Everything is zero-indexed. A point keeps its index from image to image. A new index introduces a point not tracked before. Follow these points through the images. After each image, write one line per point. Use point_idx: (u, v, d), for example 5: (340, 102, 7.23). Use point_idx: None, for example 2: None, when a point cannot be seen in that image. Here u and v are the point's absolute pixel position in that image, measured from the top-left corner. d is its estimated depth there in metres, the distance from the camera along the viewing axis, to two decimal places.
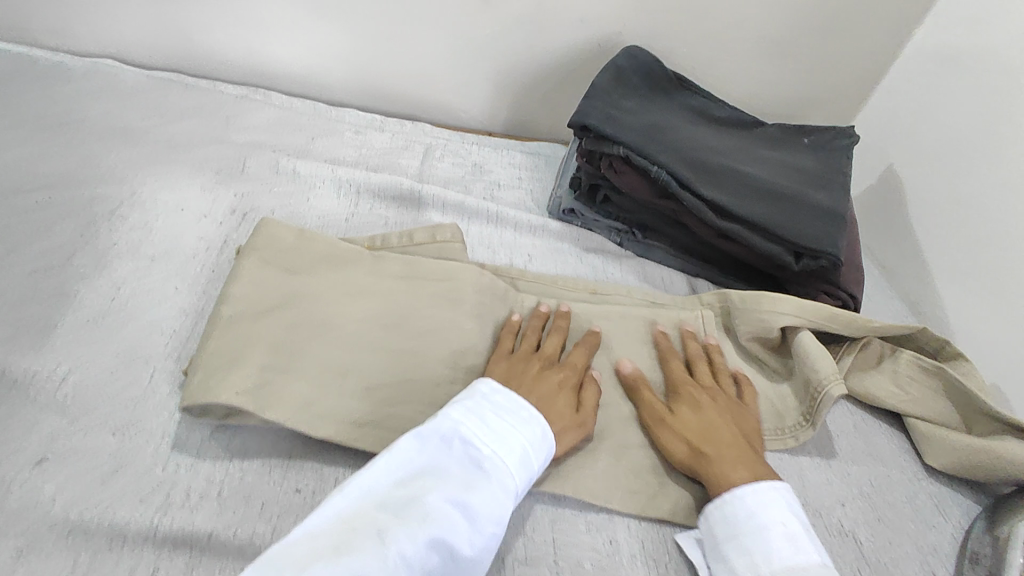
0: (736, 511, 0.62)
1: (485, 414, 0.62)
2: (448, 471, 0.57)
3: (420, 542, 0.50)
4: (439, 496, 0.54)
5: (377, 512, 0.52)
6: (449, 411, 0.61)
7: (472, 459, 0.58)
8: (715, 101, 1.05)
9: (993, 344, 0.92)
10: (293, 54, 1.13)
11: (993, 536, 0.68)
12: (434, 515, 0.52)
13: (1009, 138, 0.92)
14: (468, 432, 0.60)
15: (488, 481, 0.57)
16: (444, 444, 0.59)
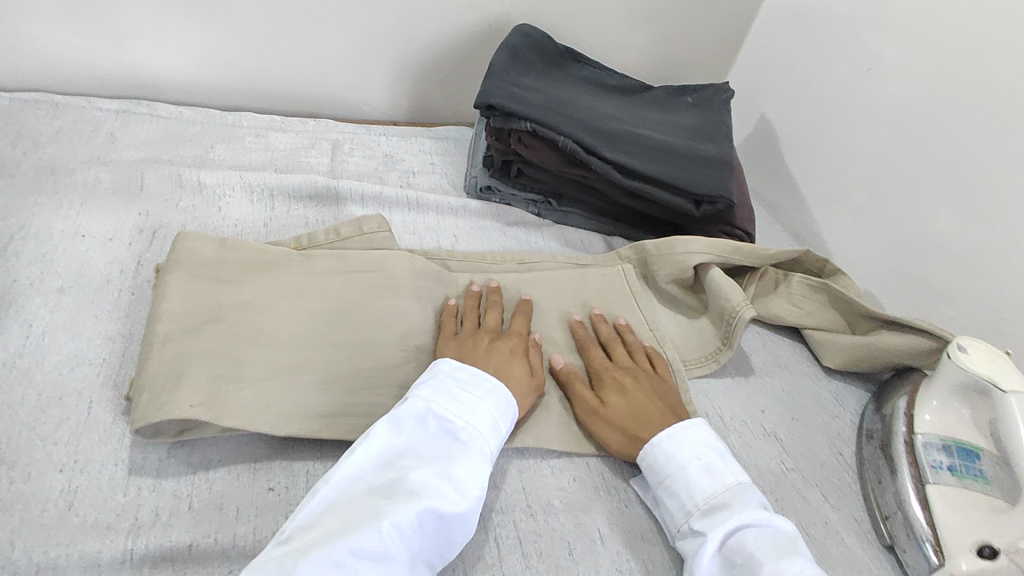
0: (657, 457, 0.68)
1: (452, 388, 0.65)
2: (425, 448, 0.61)
3: (412, 517, 0.54)
4: (421, 472, 0.58)
5: (368, 496, 0.56)
6: (418, 392, 0.65)
7: (447, 431, 0.62)
8: (603, 71, 1.13)
9: (861, 257, 1.07)
10: (175, 62, 1.07)
11: (881, 414, 0.80)
12: (418, 489, 0.56)
13: (851, 79, 1.07)
14: (439, 409, 0.63)
15: (464, 448, 0.61)
16: (419, 423, 0.62)
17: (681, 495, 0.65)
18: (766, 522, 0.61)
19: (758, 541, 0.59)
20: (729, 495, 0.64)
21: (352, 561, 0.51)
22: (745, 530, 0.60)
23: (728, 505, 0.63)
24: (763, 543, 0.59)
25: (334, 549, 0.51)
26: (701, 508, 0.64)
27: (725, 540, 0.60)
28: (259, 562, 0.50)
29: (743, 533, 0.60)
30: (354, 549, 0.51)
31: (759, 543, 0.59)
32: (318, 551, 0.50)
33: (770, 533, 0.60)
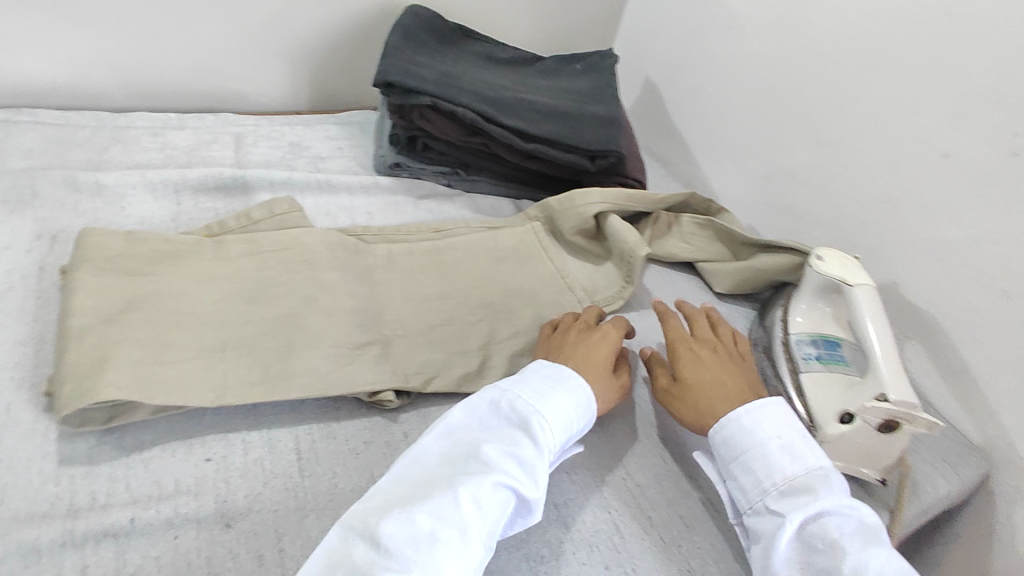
0: (745, 431, 0.69)
1: (528, 380, 0.70)
2: (493, 432, 0.65)
3: (482, 490, 0.58)
4: (488, 452, 0.62)
5: (443, 472, 0.61)
6: (500, 381, 0.70)
7: (518, 418, 0.66)
8: (495, 44, 1.18)
9: (741, 196, 1.20)
10: (54, 65, 1.04)
11: (764, 325, 0.91)
12: (485, 467, 0.61)
13: (716, 38, 1.19)
14: (519, 394, 0.68)
15: (527, 435, 0.64)
16: (499, 407, 0.67)
17: (767, 476, 0.66)
18: (859, 515, 0.62)
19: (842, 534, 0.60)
20: (823, 487, 0.64)
21: (429, 527, 0.55)
22: (834, 522, 0.61)
23: (818, 494, 0.63)
24: (859, 547, 0.59)
25: (410, 514, 0.56)
26: (781, 498, 0.65)
27: (813, 530, 0.61)
28: (350, 516, 0.56)
29: (827, 529, 0.61)
30: (427, 512, 0.56)
31: (847, 541, 0.59)
32: (398, 516, 0.55)
33: (860, 531, 0.61)
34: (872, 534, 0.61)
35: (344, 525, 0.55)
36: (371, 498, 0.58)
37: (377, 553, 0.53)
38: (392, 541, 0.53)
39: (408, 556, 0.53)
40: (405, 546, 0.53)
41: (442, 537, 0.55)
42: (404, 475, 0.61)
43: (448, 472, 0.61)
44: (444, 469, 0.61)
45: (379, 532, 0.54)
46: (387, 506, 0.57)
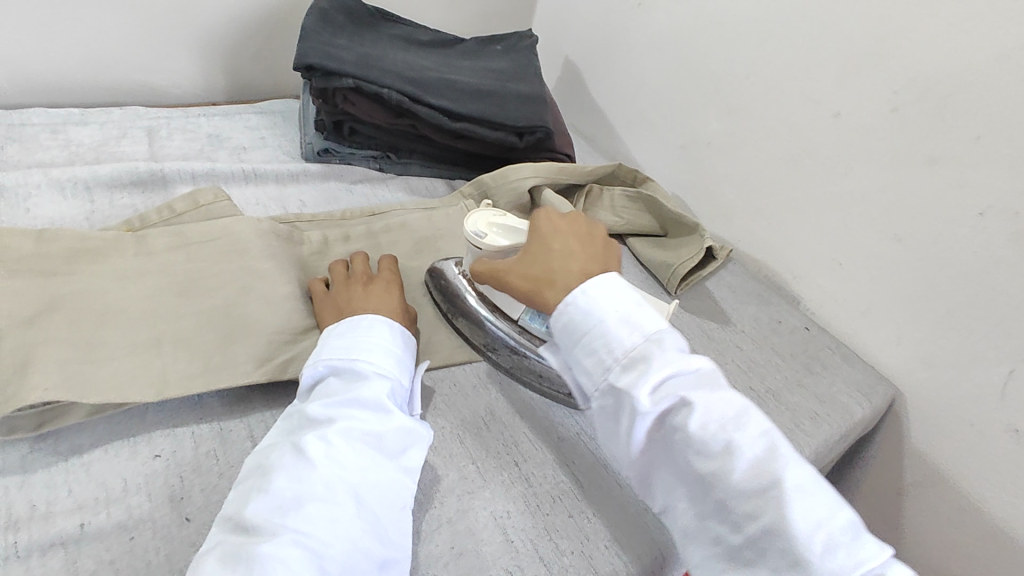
0: (726, 382, 0.46)
1: (669, 335, 0.46)
2: (615, 346, 0.46)
3: (320, 447, 0.41)
4: (586, 342, 0.46)
5: (303, 414, 0.44)
6: (620, 287, 0.48)
7: (657, 347, 0.45)
8: None
9: None
10: None
11: None
12: (580, 326, 0.47)
13: None
14: (595, 312, 0.47)
15: (655, 386, 0.44)
16: (625, 301, 0.47)
17: (746, 447, 0.41)
18: (835, 527, 0.39)
19: (809, 532, 0.38)
20: (797, 455, 0.42)
21: (293, 490, 0.39)
22: (790, 511, 0.39)
23: (786, 481, 0.40)
24: (828, 542, 0.38)
25: (356, 391, 0.45)
26: (754, 458, 0.41)
27: (762, 527, 0.39)
28: (314, 357, 0.49)
29: (828, 540, 0.38)
30: (293, 477, 0.40)
31: (819, 530, 0.39)
32: (344, 389, 0.45)
33: (847, 536, 0.39)
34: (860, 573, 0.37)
35: (220, 514, 0.39)
36: (337, 330, 0.50)
37: (298, 450, 0.41)
38: (324, 436, 0.42)
39: (341, 470, 0.41)
40: (348, 446, 0.42)
41: (306, 499, 0.39)
42: (368, 329, 0.49)
43: (401, 351, 0.50)
44: (397, 334, 0.51)
45: (316, 413, 0.43)
46: (343, 332, 0.49)
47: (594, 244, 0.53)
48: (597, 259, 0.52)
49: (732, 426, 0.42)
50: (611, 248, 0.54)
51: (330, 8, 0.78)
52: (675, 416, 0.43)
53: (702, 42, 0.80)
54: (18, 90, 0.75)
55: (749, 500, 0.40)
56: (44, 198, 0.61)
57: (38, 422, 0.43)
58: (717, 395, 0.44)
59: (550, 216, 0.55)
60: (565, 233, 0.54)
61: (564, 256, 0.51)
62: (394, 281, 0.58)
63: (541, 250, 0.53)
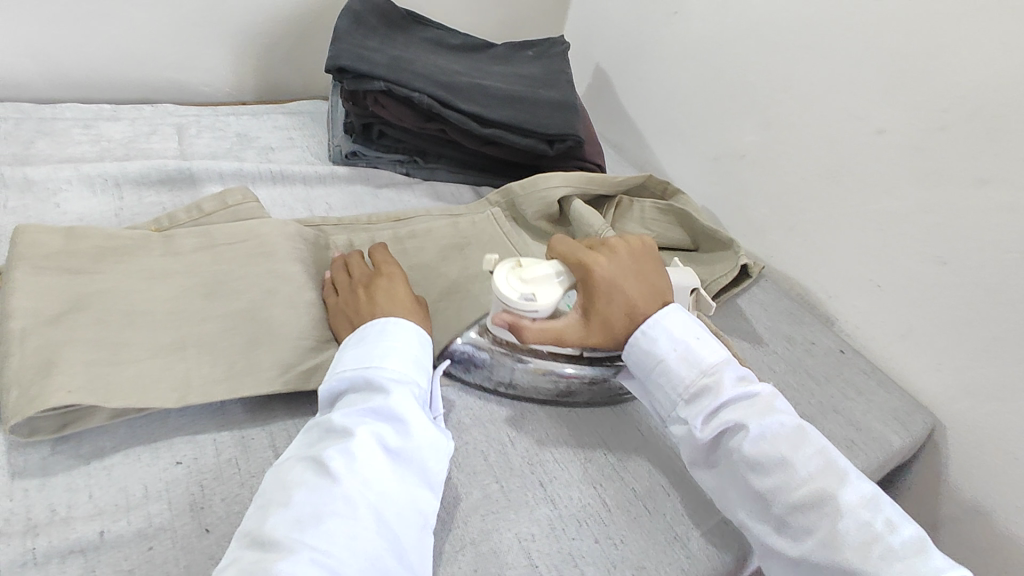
0: (785, 404, 0.50)
1: (728, 363, 0.50)
2: (678, 379, 0.50)
3: (342, 460, 0.40)
4: (654, 376, 0.51)
5: (326, 424, 0.43)
6: (682, 317, 0.52)
7: (717, 376, 0.49)
8: None
9: None
10: None
11: None
12: (649, 360, 0.51)
13: None
14: (658, 346, 0.51)
15: (717, 413, 0.48)
16: (685, 334, 0.51)
17: (803, 465, 0.45)
18: (890, 534, 0.43)
19: (866, 542, 0.42)
20: (854, 472, 0.46)
21: (314, 504, 0.38)
22: (846, 527, 0.43)
23: (843, 498, 0.44)
24: (886, 550, 0.42)
25: (379, 402, 0.43)
26: (811, 476, 0.45)
27: (821, 541, 0.43)
28: (333, 367, 0.47)
29: (887, 551, 0.42)
30: (314, 491, 0.39)
31: (878, 541, 0.42)
32: (368, 399, 0.44)
33: (908, 546, 0.42)
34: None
35: (240, 526, 0.38)
36: (355, 339, 0.48)
37: (320, 463, 0.40)
38: (347, 448, 0.41)
39: (364, 484, 0.40)
40: (371, 459, 0.41)
41: (327, 514, 0.38)
42: (391, 336, 0.48)
43: (423, 359, 0.48)
44: (420, 341, 0.49)
45: (339, 423, 0.42)
46: (366, 339, 0.48)
47: (642, 271, 0.54)
48: (657, 291, 0.54)
49: (791, 447, 0.46)
50: (651, 260, 0.56)
51: (363, 9, 0.77)
52: (738, 441, 0.47)
53: (739, 53, 0.78)
54: (52, 85, 0.75)
55: (808, 515, 0.44)
56: (74, 193, 0.61)
57: (60, 424, 0.42)
58: (774, 417, 0.47)
59: (595, 258, 0.53)
60: (619, 272, 0.53)
61: (638, 307, 0.52)
62: (398, 275, 0.55)
63: (609, 305, 0.52)
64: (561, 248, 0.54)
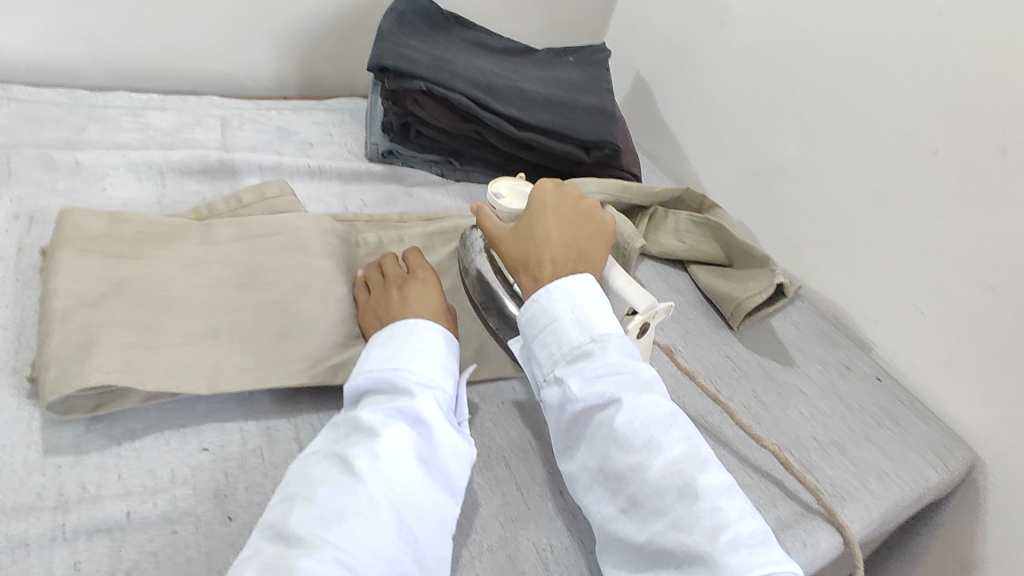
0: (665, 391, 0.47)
1: (620, 338, 0.47)
2: (567, 342, 0.46)
3: (368, 459, 0.40)
4: (541, 337, 0.48)
5: (351, 422, 0.43)
6: (587, 285, 0.49)
7: (603, 345, 0.46)
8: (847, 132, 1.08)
9: None
10: None
11: None
12: (539, 321, 0.48)
13: None
14: (549, 308, 0.48)
15: (597, 381, 0.44)
16: (582, 301, 0.48)
17: (669, 448, 0.42)
18: (743, 529, 0.39)
19: (708, 533, 0.39)
20: (718, 465, 0.43)
21: (338, 503, 0.38)
22: (699, 512, 0.39)
23: (700, 485, 0.40)
24: (731, 542, 0.38)
25: (407, 403, 0.43)
26: (674, 459, 0.41)
27: (669, 525, 0.39)
28: (359, 364, 0.47)
29: (735, 543, 0.38)
30: (339, 489, 0.38)
31: (724, 532, 0.39)
32: (394, 399, 0.44)
33: (752, 541, 0.39)
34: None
35: (262, 520, 0.38)
36: (382, 338, 0.49)
37: (347, 462, 0.40)
38: (374, 449, 0.40)
39: (388, 484, 0.40)
40: (396, 460, 0.41)
41: (350, 513, 0.38)
42: (420, 337, 0.48)
43: (450, 363, 0.48)
44: (447, 345, 0.49)
45: (365, 421, 0.42)
46: (395, 338, 0.48)
47: (577, 228, 0.53)
48: (575, 245, 0.52)
49: (657, 428, 0.43)
50: (596, 231, 0.54)
51: (407, 10, 0.78)
52: (608, 412, 0.44)
53: (785, 66, 0.77)
54: (105, 74, 0.78)
55: (659, 497, 0.40)
56: (119, 179, 0.63)
57: (96, 404, 0.43)
58: (648, 398, 0.44)
59: (541, 194, 0.55)
60: (554, 215, 0.54)
61: (543, 241, 0.52)
62: (432, 278, 0.56)
63: (527, 230, 0.53)
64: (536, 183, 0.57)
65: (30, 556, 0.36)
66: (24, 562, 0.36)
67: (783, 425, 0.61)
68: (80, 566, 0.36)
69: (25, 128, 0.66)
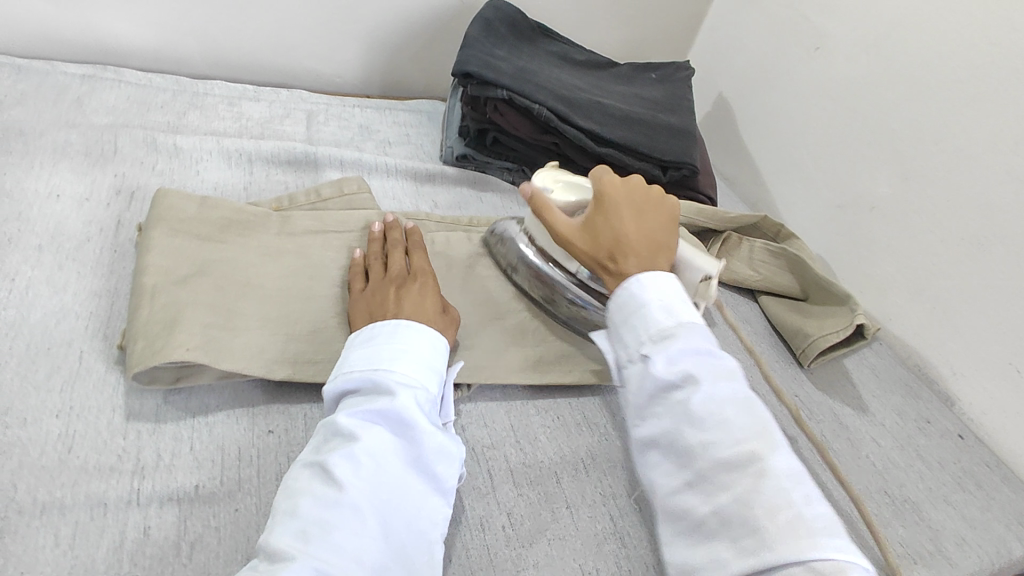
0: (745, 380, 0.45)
1: (702, 326, 0.46)
2: (649, 323, 0.46)
3: (346, 466, 0.38)
4: (627, 320, 0.47)
5: (332, 428, 0.41)
6: (673, 280, 0.49)
7: (686, 329, 0.45)
8: None
9: None
10: None
11: None
12: (626, 305, 0.48)
13: None
14: (638, 295, 0.48)
15: (676, 359, 0.44)
16: (667, 290, 0.48)
17: (742, 429, 0.40)
18: (810, 508, 0.37)
19: (779, 509, 0.37)
20: (790, 453, 0.40)
21: (318, 513, 0.37)
22: (765, 490, 0.37)
23: (770, 465, 0.38)
24: (797, 519, 0.36)
25: (384, 405, 0.42)
26: (744, 438, 0.40)
27: (732, 500, 0.38)
28: (339, 364, 0.46)
29: (797, 525, 0.36)
30: (319, 499, 0.37)
31: (789, 513, 0.37)
32: (372, 400, 0.42)
33: (820, 527, 0.36)
34: (818, 556, 0.35)
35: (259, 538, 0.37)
36: (362, 337, 0.47)
37: (326, 471, 0.38)
38: (350, 455, 0.39)
39: (369, 490, 0.38)
40: (378, 466, 0.39)
41: (329, 523, 0.36)
42: (402, 335, 0.46)
43: (435, 361, 0.46)
44: (433, 341, 0.47)
45: (343, 426, 0.41)
46: (375, 337, 0.46)
47: (650, 216, 0.55)
48: (653, 238, 0.53)
49: (733, 410, 0.41)
50: (666, 218, 0.55)
51: (495, 18, 0.79)
52: (685, 391, 0.42)
53: (883, 98, 0.73)
54: (208, 64, 0.82)
55: (730, 475, 0.39)
56: (212, 164, 0.66)
57: (175, 377, 0.45)
58: (727, 383, 0.43)
59: (613, 187, 0.56)
60: (628, 205, 0.55)
61: (623, 234, 0.52)
62: (430, 279, 0.53)
63: (606, 223, 0.54)
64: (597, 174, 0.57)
65: (107, 516, 0.38)
66: (101, 520, 0.38)
67: (853, 475, 0.57)
68: (150, 531, 0.38)
69: (133, 110, 0.71)
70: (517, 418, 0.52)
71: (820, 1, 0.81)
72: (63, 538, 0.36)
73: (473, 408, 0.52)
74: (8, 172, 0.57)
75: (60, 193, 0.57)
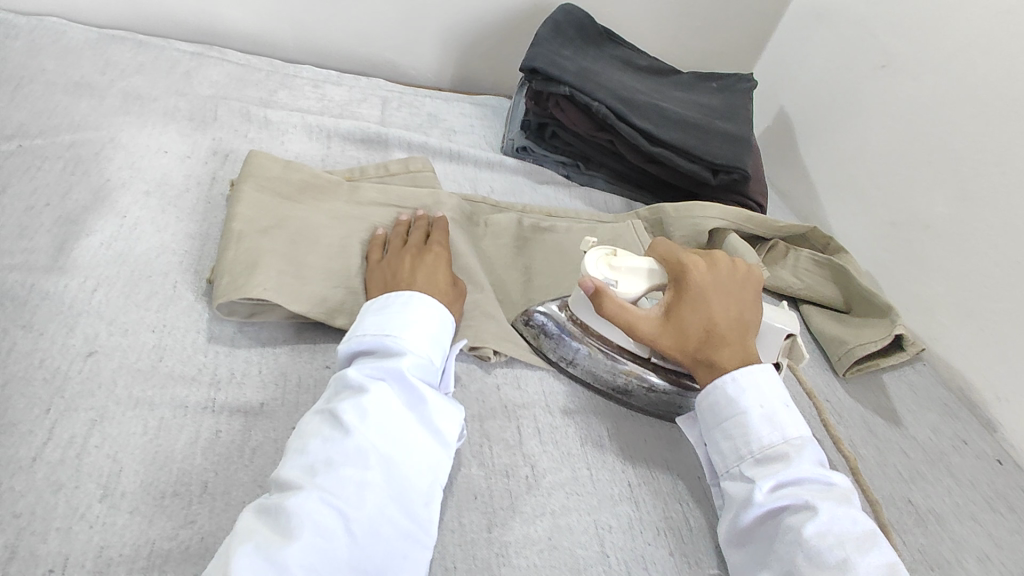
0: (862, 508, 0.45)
1: (813, 447, 0.47)
2: (754, 436, 0.47)
3: (353, 413, 0.42)
4: (726, 427, 0.48)
5: (342, 382, 0.45)
6: (778, 386, 0.50)
7: (798, 450, 0.46)
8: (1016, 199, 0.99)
9: None
10: None
11: None
12: (724, 410, 0.49)
13: None
14: (740, 402, 0.48)
15: (783, 482, 0.44)
16: (771, 399, 0.48)
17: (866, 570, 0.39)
18: None
19: None
20: None
21: (325, 453, 0.40)
22: None
23: None
24: None
25: (393, 364, 0.46)
26: None
27: None
28: (354, 328, 0.50)
29: None
30: (327, 442, 0.41)
31: None
32: (381, 361, 0.46)
33: None
34: None
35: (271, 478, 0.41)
36: (376, 305, 0.51)
37: (335, 416, 0.42)
38: (357, 403, 0.43)
39: (374, 437, 0.42)
40: (383, 417, 0.43)
41: (335, 463, 0.40)
42: (412, 306, 0.50)
43: (443, 333, 0.50)
44: (441, 314, 0.51)
45: (353, 381, 0.44)
46: (389, 305, 0.50)
47: (740, 298, 0.54)
48: (743, 322, 0.52)
49: (854, 547, 0.40)
50: (754, 296, 0.55)
51: (564, 21, 0.83)
52: (797, 518, 0.42)
53: (946, 117, 0.73)
54: (299, 49, 0.90)
55: None
56: (295, 137, 0.73)
57: (250, 311, 0.51)
58: (846, 512, 0.42)
59: (695, 264, 0.54)
60: (715, 290, 0.53)
61: (717, 324, 0.51)
62: (444, 250, 0.57)
63: (693, 312, 0.52)
64: (663, 247, 0.56)
65: (187, 415, 0.44)
66: (182, 419, 0.44)
67: (877, 481, 0.58)
68: (220, 433, 0.44)
69: (232, 85, 0.79)
70: (549, 384, 0.56)
71: (889, 20, 0.81)
72: (150, 427, 0.43)
73: (509, 371, 0.56)
74: (125, 128, 0.65)
75: (166, 149, 0.64)
